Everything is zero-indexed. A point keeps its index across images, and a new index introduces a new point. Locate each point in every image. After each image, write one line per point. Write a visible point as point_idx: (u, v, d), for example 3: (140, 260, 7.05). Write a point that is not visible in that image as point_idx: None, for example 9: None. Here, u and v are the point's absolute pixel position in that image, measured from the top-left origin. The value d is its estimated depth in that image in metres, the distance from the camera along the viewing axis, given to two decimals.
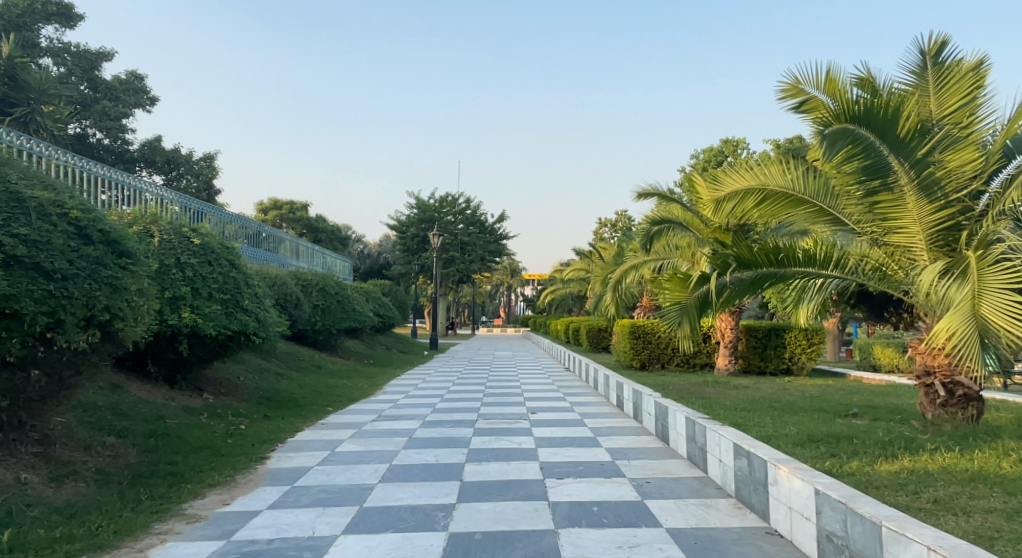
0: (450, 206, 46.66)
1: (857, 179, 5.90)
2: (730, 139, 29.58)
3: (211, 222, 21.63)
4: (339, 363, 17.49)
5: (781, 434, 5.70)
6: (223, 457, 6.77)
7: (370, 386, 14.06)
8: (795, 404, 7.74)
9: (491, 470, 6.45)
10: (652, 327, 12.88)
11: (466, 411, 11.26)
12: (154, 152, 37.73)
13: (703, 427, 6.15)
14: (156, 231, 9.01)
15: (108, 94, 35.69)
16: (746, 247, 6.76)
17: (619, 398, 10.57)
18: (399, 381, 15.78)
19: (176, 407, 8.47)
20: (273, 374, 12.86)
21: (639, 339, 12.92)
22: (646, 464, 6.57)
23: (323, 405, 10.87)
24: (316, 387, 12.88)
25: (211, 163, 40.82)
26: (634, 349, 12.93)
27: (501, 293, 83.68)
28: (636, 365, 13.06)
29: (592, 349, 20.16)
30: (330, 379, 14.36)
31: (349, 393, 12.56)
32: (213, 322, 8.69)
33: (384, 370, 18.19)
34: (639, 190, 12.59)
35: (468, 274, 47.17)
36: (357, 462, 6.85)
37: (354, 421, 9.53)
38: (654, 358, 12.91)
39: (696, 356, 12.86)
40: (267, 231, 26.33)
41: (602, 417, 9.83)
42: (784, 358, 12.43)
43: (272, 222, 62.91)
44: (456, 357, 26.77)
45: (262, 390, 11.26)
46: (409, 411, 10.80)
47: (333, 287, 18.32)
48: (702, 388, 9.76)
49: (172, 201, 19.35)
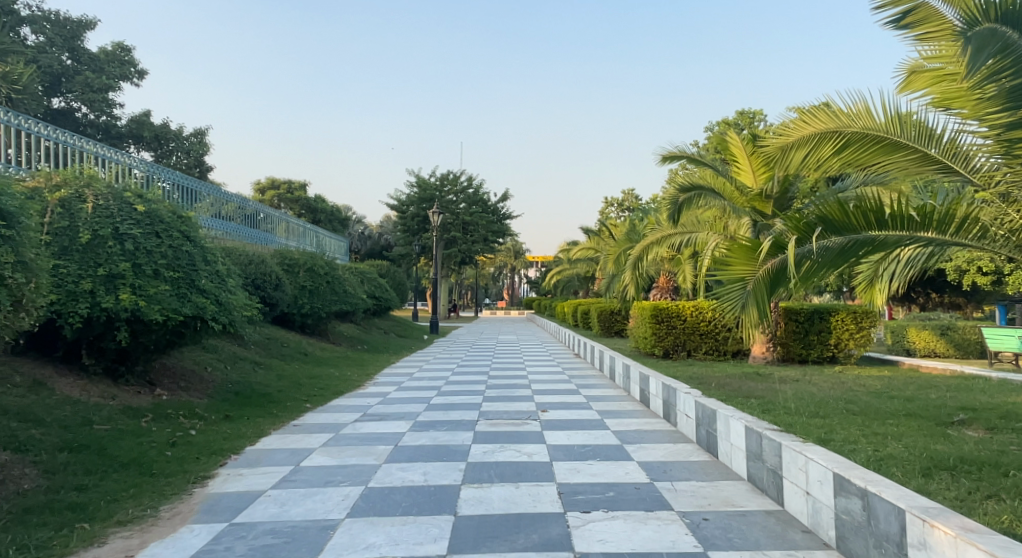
0: (451, 184, 45.00)
1: (1000, 106, 4.49)
2: (746, 110, 27.88)
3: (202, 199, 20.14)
4: (329, 349, 16.03)
5: (890, 457, 4.18)
6: (151, 478, 5.27)
7: (359, 376, 12.56)
8: (875, 406, 6.19)
9: (494, 498, 4.93)
10: (677, 310, 11.35)
11: (466, 407, 9.78)
12: (142, 128, 36.19)
13: (776, 444, 4.63)
14: (90, 196, 7.54)
15: (92, 65, 34.04)
16: (835, 203, 5.33)
17: (645, 394, 9.06)
18: (393, 370, 14.33)
19: (114, 408, 6.98)
20: (248, 364, 11.38)
21: (663, 324, 11.38)
22: (698, 489, 5.05)
23: (300, 401, 9.38)
24: (297, 378, 11.39)
25: (202, 139, 39.30)
26: (656, 335, 11.43)
27: (505, 275, 82.22)
28: (659, 353, 11.56)
29: (603, 333, 18.65)
30: (314, 368, 12.89)
31: (333, 385, 11.04)
32: (159, 306, 7.21)
33: (378, 356, 16.71)
34: (663, 154, 10.87)
35: (470, 256, 45.62)
36: (323, 484, 5.35)
37: (333, 422, 8.04)
38: (679, 345, 11.41)
39: (727, 343, 11.35)
40: (258, 210, 24.85)
41: (625, 416, 8.34)
42: (829, 345, 10.88)
43: (270, 202, 61.36)
44: (459, 341, 25.37)
45: (231, 383, 9.76)
46: (399, 408, 9.32)
47: (324, 268, 16.81)
48: (745, 382, 8.23)
49: (156, 176, 17.83)
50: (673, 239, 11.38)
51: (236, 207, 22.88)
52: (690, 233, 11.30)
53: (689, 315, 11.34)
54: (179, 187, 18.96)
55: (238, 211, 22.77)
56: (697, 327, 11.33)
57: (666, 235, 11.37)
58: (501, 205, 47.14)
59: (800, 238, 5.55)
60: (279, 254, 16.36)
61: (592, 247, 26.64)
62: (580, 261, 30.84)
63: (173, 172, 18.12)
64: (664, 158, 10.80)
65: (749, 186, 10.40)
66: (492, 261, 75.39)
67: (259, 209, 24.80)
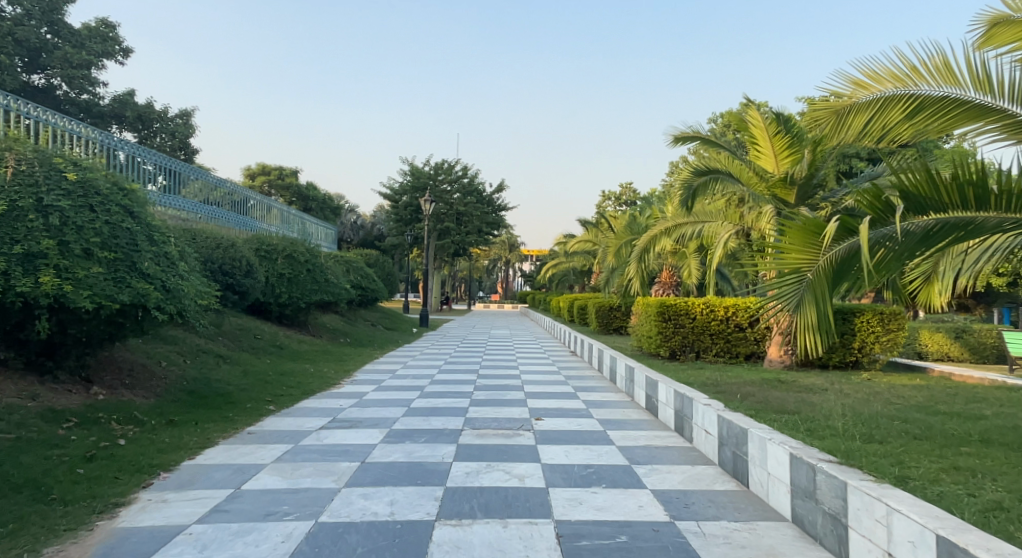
0: (445, 174, 43.82)
1: None
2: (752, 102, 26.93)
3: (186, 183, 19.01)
4: (308, 342, 14.95)
5: (998, 509, 3.16)
6: (45, 506, 4.20)
7: (336, 373, 11.49)
8: (935, 426, 5.18)
9: (476, 543, 3.89)
10: (685, 308, 10.33)
11: (450, 410, 8.73)
12: (125, 108, 34.86)
13: (838, 484, 3.61)
14: (11, 160, 6.45)
15: (73, 40, 32.66)
16: (921, 177, 4.40)
17: (651, 401, 8.03)
18: (375, 366, 13.26)
19: (30, 411, 5.89)
20: (211, 358, 10.29)
21: (670, 322, 10.36)
22: (731, 534, 4.02)
23: (262, 403, 8.29)
24: (264, 374, 10.30)
25: (187, 120, 38.03)
26: (662, 334, 10.39)
27: (499, 268, 81.19)
28: (664, 354, 10.54)
29: (601, 330, 17.62)
30: (287, 363, 11.80)
31: (303, 384, 9.96)
32: (88, 291, 6.14)
33: (360, 351, 15.62)
34: (674, 135, 9.80)
35: (463, 247, 44.55)
36: (264, 517, 4.30)
37: (295, 429, 6.97)
38: (686, 346, 10.39)
39: (739, 344, 10.29)
40: (245, 196, 23.70)
41: (630, 428, 7.31)
42: (852, 349, 9.85)
43: (260, 189, 59.97)
44: (449, 335, 24.32)
45: (187, 380, 8.67)
46: (375, 412, 8.26)
47: (304, 255, 15.69)
48: (767, 390, 7.21)
49: (139, 158, 16.71)
50: (684, 229, 10.30)
51: (223, 193, 21.94)
52: (702, 223, 10.22)
53: (698, 312, 10.31)
54: (167, 170, 18.02)
55: (225, 197, 21.82)
56: (707, 326, 10.27)
57: (676, 224, 10.28)
58: (496, 196, 46.05)
59: (874, 219, 4.58)
60: (256, 239, 15.24)
61: (589, 239, 25.50)
62: (577, 254, 29.79)
63: (160, 154, 17.21)
64: (675, 139, 9.72)
65: (770, 172, 9.36)
66: (486, 254, 74.31)
67: (246, 195, 23.81)
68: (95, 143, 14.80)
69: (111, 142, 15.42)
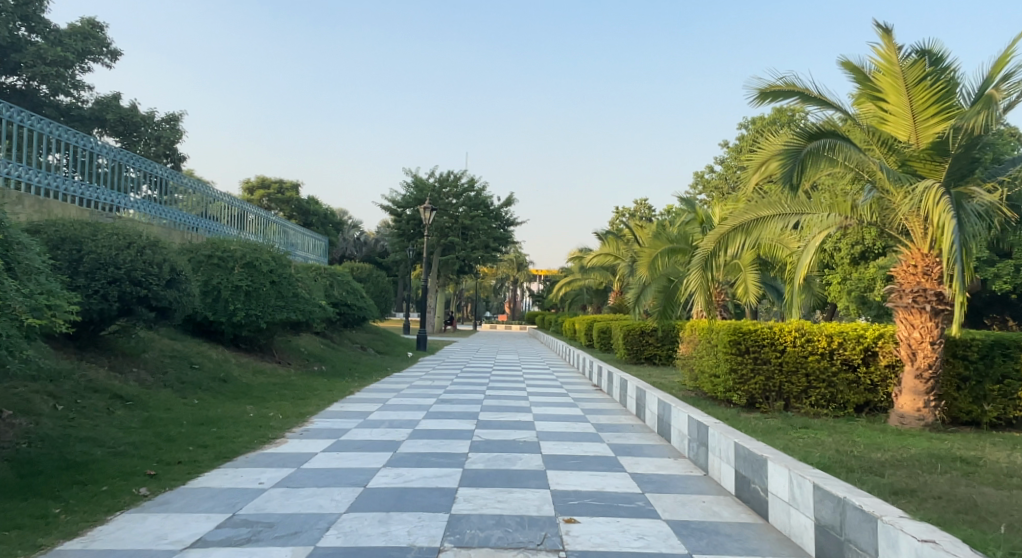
0: (450, 186, 41.06)
1: None
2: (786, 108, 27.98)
3: (181, 193, 16.42)
4: (270, 373, 11.97)
5: None
6: None
7: (286, 417, 8.51)
8: None
9: None
10: (771, 335, 7.37)
11: (429, 489, 5.62)
12: (107, 111, 32.45)
13: None
14: None
15: (52, 39, 30.47)
16: None
17: (753, 491, 4.93)
18: (344, 403, 10.17)
19: None
20: (102, 404, 7.28)
21: (747, 356, 7.38)
22: None
23: (131, 482, 5.25)
24: (174, 423, 7.28)
25: (175, 125, 35.61)
26: (735, 374, 7.41)
27: (507, 288, 78.30)
28: (739, 402, 7.52)
29: (629, 360, 14.49)
30: (223, 403, 8.82)
31: (225, 440, 6.91)
32: None
33: (334, 381, 12.63)
34: (760, 89, 6.90)
35: (469, 263, 41.70)
36: None
37: (143, 549, 3.94)
38: (771, 391, 7.38)
39: (848, 390, 7.20)
40: (244, 210, 21.15)
41: (734, 547, 4.18)
42: (1016, 401, 6.77)
43: (259, 203, 57.65)
44: (449, 360, 21.22)
45: (28, 440, 5.68)
46: (308, 497, 5.20)
47: (267, 263, 12.78)
48: (979, 487, 4.05)
49: (130, 166, 14.12)
50: (771, 224, 7.33)
51: (222, 206, 19.30)
52: (796, 215, 7.26)
53: (787, 342, 7.32)
54: (159, 181, 15.32)
55: (224, 211, 19.18)
56: (800, 362, 7.28)
57: (759, 218, 7.28)
58: (504, 210, 43.21)
59: None
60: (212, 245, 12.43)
61: (609, 253, 22.31)
62: (593, 270, 26.71)
63: (150, 162, 14.53)
64: (761, 97, 6.86)
65: (904, 140, 6.59)
66: (493, 272, 71.49)
67: (246, 208, 21.26)
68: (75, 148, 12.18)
69: (93, 146, 12.78)
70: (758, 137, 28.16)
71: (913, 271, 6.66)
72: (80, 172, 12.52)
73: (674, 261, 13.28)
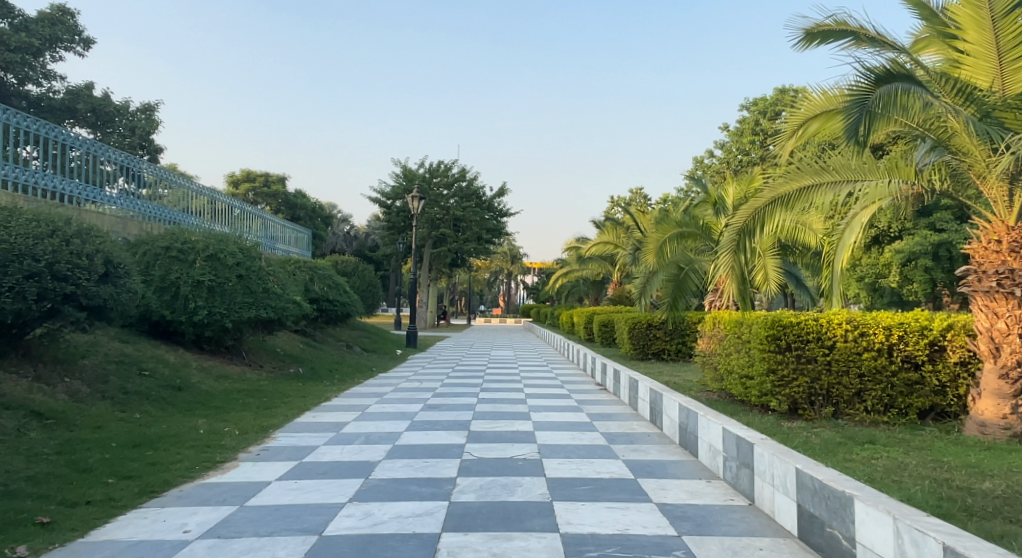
0: (440, 176, 39.70)
1: None
2: (788, 88, 26.89)
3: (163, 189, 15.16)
4: (236, 377, 10.69)
5: None
6: None
7: (244, 433, 7.25)
8: None
9: None
10: (818, 329, 6.15)
11: (403, 534, 4.37)
12: (78, 101, 30.87)
13: None
14: None
15: (18, 25, 28.91)
16: None
17: (828, 537, 3.74)
18: (316, 413, 8.89)
19: None
20: (11, 426, 5.98)
21: (789, 354, 6.19)
22: None
23: (8, 538, 3.98)
24: (101, 447, 6.00)
25: (152, 115, 34.05)
26: (774, 375, 6.23)
27: (501, 281, 77.10)
28: (778, 408, 6.34)
29: (634, 356, 13.28)
30: (171, 418, 7.54)
31: (158, 468, 5.64)
32: None
33: (310, 385, 11.35)
34: (807, 32, 5.66)
35: (461, 255, 40.42)
36: None
37: None
38: (816, 394, 6.21)
39: (910, 394, 6.02)
40: (228, 205, 19.86)
41: None
42: None
43: (244, 197, 56.08)
44: (440, 357, 19.96)
45: None
46: (242, 553, 3.95)
47: (232, 256, 11.52)
48: None
49: (107, 159, 12.80)
50: (817, 195, 6.16)
51: (205, 203, 17.99)
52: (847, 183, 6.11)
53: (837, 337, 6.11)
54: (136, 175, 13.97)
55: (210, 207, 17.97)
56: (853, 361, 6.08)
57: (803, 189, 6.11)
58: (497, 201, 41.92)
59: None
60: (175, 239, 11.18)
61: (609, 241, 21.05)
62: (591, 259, 25.47)
63: (127, 155, 13.19)
64: (807, 40, 5.64)
65: (985, 84, 5.59)
66: (486, 265, 70.21)
67: (231, 204, 19.98)
68: (48, 140, 10.96)
69: (65, 138, 11.47)
70: (760, 118, 27.06)
71: (995, 249, 5.46)
72: (54, 165, 11.26)
73: (682, 246, 12.13)
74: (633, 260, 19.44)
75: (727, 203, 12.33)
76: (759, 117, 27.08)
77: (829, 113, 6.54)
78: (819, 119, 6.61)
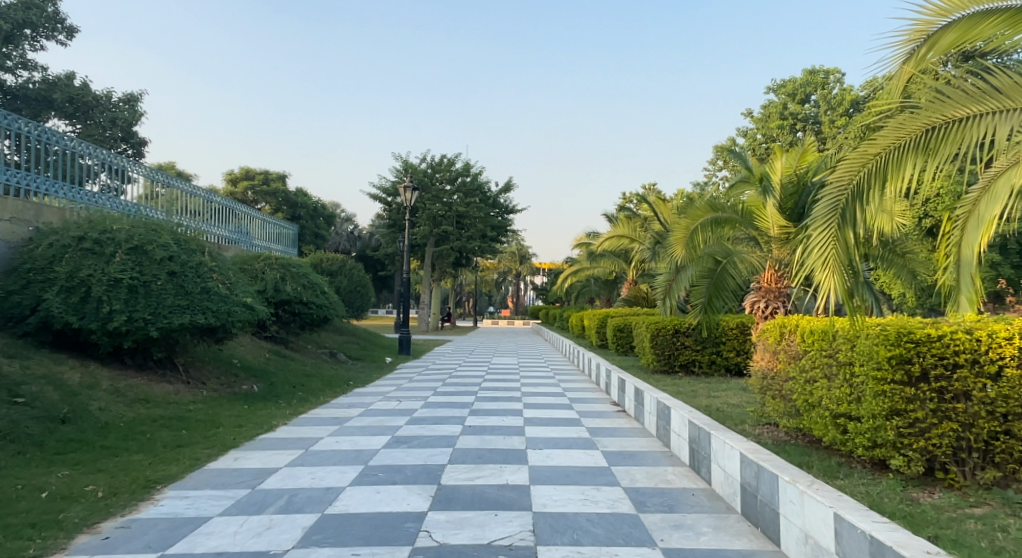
0: (442, 171, 37.47)
1: None
2: (818, 68, 24.63)
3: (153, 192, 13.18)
4: (160, 401, 8.49)
5: None
6: None
7: (110, 496, 5.01)
8: None
9: None
10: (976, 349, 3.86)
11: None
12: (54, 90, 28.36)
13: None
14: None
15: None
16: None
17: None
18: (239, 454, 6.62)
19: None
20: None
21: (927, 384, 3.96)
22: None
23: None
24: None
25: (135, 106, 31.76)
26: (901, 418, 4.00)
27: (510, 282, 74.93)
28: (905, 469, 4.10)
29: (657, 368, 11.00)
30: (17, 471, 5.32)
31: None
32: None
33: (255, 409, 9.11)
34: None
35: (465, 254, 38.19)
36: None
37: None
38: (967, 450, 3.96)
39: None
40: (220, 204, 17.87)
41: None
42: None
43: (242, 195, 54.02)
44: (434, 365, 17.70)
45: None
46: None
47: (163, 248, 9.39)
48: None
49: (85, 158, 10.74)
50: (973, 133, 3.94)
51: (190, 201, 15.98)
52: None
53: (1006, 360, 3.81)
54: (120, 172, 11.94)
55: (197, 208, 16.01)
56: None
57: (946, 125, 3.97)
58: (502, 196, 39.77)
59: None
60: (112, 237, 9.13)
61: (624, 235, 18.70)
62: (602, 256, 23.09)
63: (104, 150, 11.08)
64: None
65: None
66: (492, 264, 68.11)
67: (222, 202, 17.99)
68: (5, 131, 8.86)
69: (29, 129, 9.35)
70: (789, 103, 24.83)
71: None
72: (9, 158, 9.15)
73: (718, 234, 9.92)
74: (653, 256, 17.11)
75: (775, 180, 9.59)
76: (787, 101, 24.92)
77: (973, 17, 4.37)
78: (956, 28, 4.43)
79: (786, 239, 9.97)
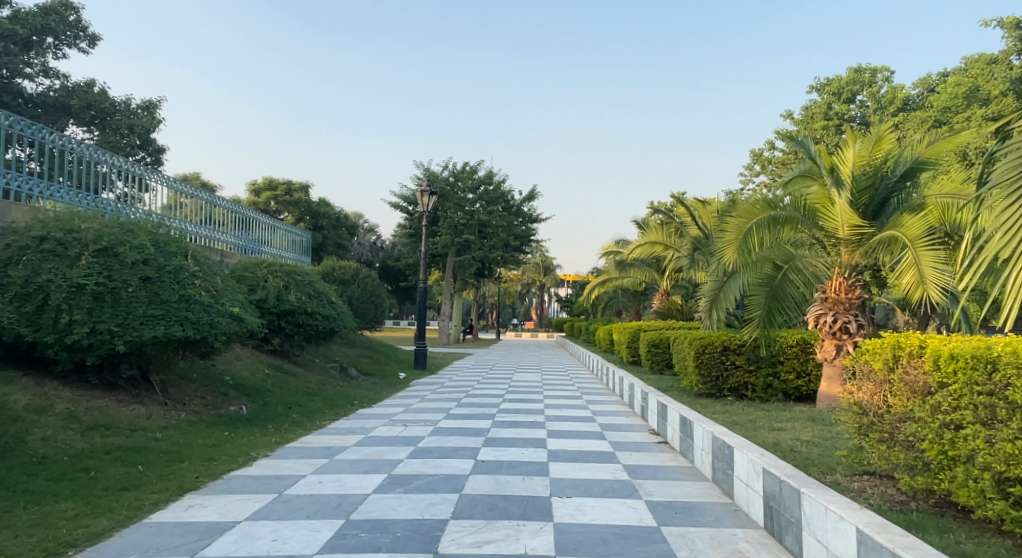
0: (465, 179, 36.29)
1: None
2: (865, 67, 23.06)
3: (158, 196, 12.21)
4: (122, 427, 7.29)
5: None
6: None
7: None
8: None
9: None
10: None
11: None
12: (72, 97, 27.72)
13: None
14: None
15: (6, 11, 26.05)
16: None
17: None
18: (194, 499, 5.33)
19: None
20: None
21: None
22: None
23: None
24: None
25: (154, 112, 31.09)
26: None
27: (534, 294, 73.54)
28: None
29: (703, 390, 9.50)
30: None
31: None
32: None
33: (235, 436, 7.86)
34: None
35: (488, 264, 36.94)
36: None
37: None
38: None
39: None
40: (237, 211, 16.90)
41: None
42: None
43: (265, 205, 53.52)
44: (451, 382, 16.35)
45: None
46: None
47: (137, 251, 8.26)
48: None
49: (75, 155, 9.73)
50: None
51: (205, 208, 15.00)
52: None
53: None
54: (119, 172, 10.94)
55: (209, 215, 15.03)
56: None
57: None
58: (526, 205, 38.52)
59: None
60: (82, 237, 8.02)
61: (657, 241, 17.23)
62: (632, 265, 21.57)
63: (93, 147, 10.06)
64: None
65: None
66: (515, 275, 66.85)
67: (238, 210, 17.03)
68: None
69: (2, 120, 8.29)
70: (833, 103, 23.24)
71: None
72: None
73: (778, 236, 8.43)
74: (692, 264, 15.61)
75: (846, 172, 8.08)
76: (831, 101, 23.33)
77: None
78: None
79: (856, 242, 8.46)
